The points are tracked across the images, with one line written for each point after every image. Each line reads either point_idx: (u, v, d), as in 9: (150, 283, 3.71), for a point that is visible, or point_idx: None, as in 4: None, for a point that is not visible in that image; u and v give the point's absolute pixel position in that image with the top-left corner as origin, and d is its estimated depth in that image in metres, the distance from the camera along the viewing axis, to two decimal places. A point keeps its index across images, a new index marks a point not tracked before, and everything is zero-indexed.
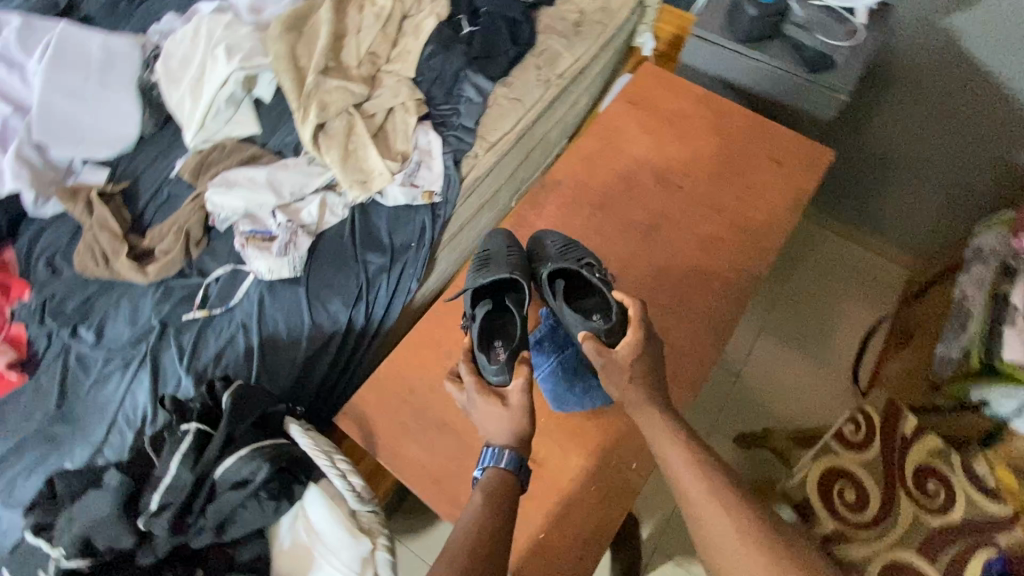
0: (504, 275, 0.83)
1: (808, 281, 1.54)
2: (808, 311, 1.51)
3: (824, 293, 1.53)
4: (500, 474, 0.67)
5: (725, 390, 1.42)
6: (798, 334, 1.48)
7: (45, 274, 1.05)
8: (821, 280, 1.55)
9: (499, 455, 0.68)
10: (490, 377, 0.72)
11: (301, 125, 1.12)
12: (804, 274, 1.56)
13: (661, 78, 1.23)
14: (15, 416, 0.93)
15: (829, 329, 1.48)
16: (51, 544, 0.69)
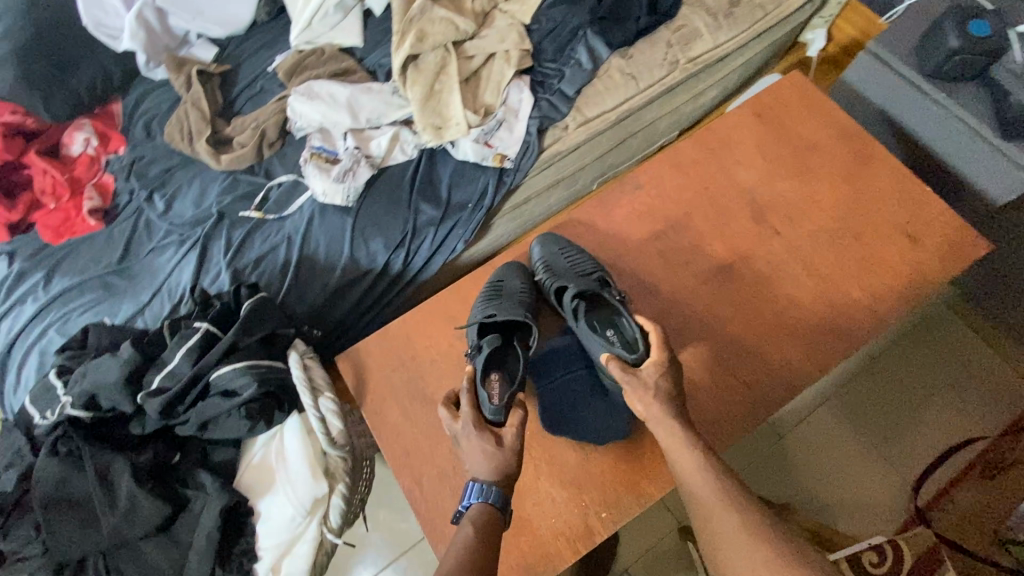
0: (516, 316, 0.79)
1: (915, 366, 1.22)
2: (899, 401, 1.20)
3: (930, 388, 1.20)
4: (485, 509, 0.63)
5: (759, 453, 1.19)
6: (875, 422, 1.19)
7: (140, 135, 1.15)
8: (934, 371, 1.21)
9: (483, 491, 0.64)
10: (488, 414, 0.68)
11: (396, 50, 1.08)
12: (914, 356, 1.23)
13: (805, 94, 1.03)
14: (86, 255, 1.04)
15: (919, 431, 1.17)
16: (65, 388, 0.77)
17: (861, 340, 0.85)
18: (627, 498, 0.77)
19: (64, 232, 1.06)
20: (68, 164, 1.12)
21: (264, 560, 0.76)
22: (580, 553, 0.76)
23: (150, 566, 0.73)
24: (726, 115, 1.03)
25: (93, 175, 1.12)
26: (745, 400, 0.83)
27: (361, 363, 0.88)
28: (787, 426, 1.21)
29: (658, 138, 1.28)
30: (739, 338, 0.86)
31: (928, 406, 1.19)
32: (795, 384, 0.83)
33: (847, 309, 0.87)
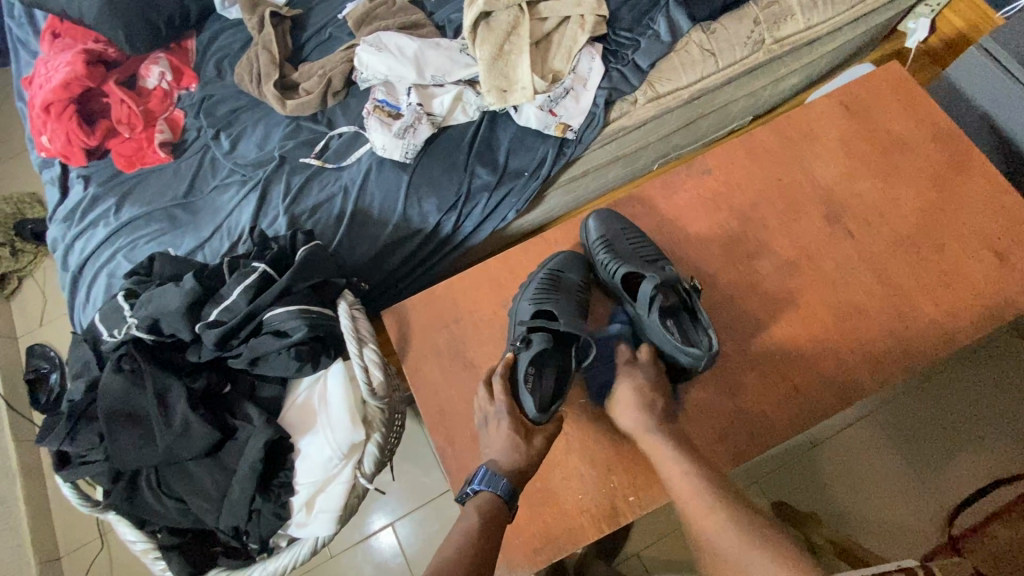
0: (581, 334, 0.73)
1: (970, 393, 1.15)
2: (947, 426, 1.14)
3: (984, 416, 1.13)
4: (492, 499, 0.65)
5: (789, 460, 1.16)
6: (917, 445, 1.14)
7: (212, 73, 1.17)
8: (991, 400, 1.14)
9: (494, 480, 0.65)
10: (529, 412, 0.70)
11: (469, 6, 1.05)
12: (972, 383, 1.16)
13: (901, 87, 0.95)
14: (154, 186, 1.08)
15: (965, 460, 1.11)
16: (131, 311, 0.81)
17: (926, 357, 0.80)
18: (656, 485, 0.77)
19: (136, 161, 1.11)
20: (142, 96, 1.15)
21: (300, 494, 0.80)
22: (603, 531, 0.76)
23: (197, 483, 0.78)
24: (810, 103, 0.97)
25: (164, 109, 1.15)
26: (791, 404, 0.80)
27: (406, 319, 0.90)
28: (822, 436, 1.17)
29: (729, 122, 1.22)
30: (794, 340, 0.83)
31: (980, 435, 1.12)
32: (848, 395, 0.79)
33: (915, 323, 0.82)
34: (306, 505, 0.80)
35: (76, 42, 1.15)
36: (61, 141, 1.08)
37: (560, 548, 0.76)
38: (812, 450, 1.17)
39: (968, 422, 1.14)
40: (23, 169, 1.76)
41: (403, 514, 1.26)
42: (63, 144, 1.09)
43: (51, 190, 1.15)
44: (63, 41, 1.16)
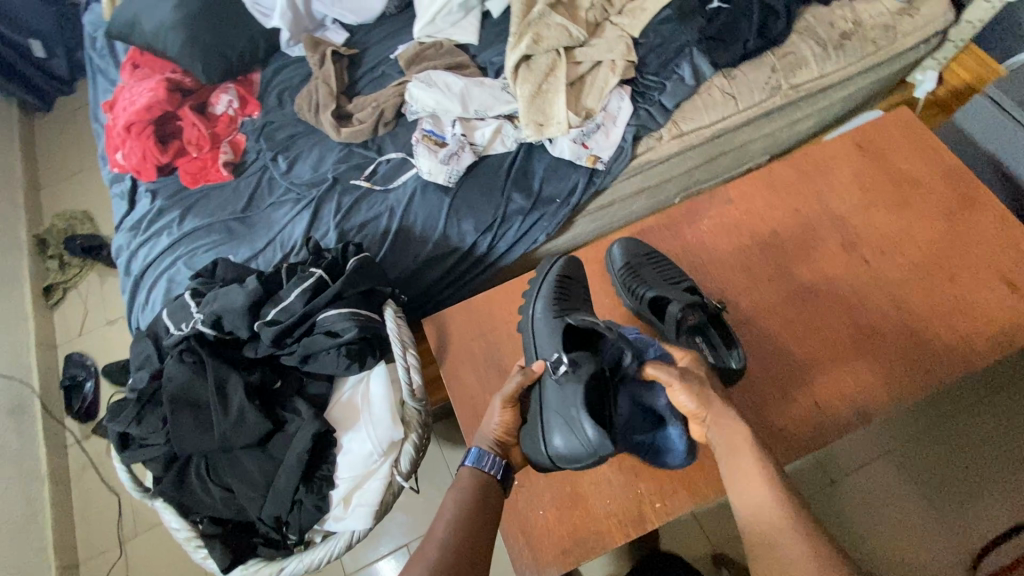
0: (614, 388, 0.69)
1: (989, 430, 1.17)
2: (968, 463, 1.15)
3: (1003, 453, 1.14)
4: (472, 473, 0.67)
5: (812, 493, 1.17)
6: (939, 481, 1.14)
7: (273, 103, 1.28)
8: (1010, 438, 1.15)
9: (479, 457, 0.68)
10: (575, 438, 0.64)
11: (512, 49, 1.16)
12: (991, 420, 1.17)
13: (912, 130, 1.02)
14: (216, 202, 1.18)
15: (987, 498, 1.12)
16: (197, 308, 0.88)
17: (944, 378, 0.83)
18: (681, 492, 0.80)
19: (200, 179, 1.21)
20: (210, 121, 1.27)
21: (339, 488, 0.84)
22: (630, 535, 0.79)
23: (245, 473, 0.83)
24: (825, 142, 1.05)
25: (229, 133, 1.26)
26: (812, 419, 0.83)
27: (445, 327, 0.95)
28: (843, 470, 1.18)
29: (747, 160, 1.30)
30: (815, 361, 0.87)
31: (1001, 473, 1.13)
32: (868, 412, 0.83)
33: (931, 346, 0.86)
34: (343, 499, 0.84)
35: (156, 73, 1.27)
36: (136, 158, 1.20)
37: (587, 551, 0.78)
38: (834, 483, 1.18)
39: (988, 458, 1.14)
40: (79, 188, 1.89)
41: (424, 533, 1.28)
42: (138, 160, 1.20)
43: (119, 202, 1.25)
44: (144, 71, 1.29)
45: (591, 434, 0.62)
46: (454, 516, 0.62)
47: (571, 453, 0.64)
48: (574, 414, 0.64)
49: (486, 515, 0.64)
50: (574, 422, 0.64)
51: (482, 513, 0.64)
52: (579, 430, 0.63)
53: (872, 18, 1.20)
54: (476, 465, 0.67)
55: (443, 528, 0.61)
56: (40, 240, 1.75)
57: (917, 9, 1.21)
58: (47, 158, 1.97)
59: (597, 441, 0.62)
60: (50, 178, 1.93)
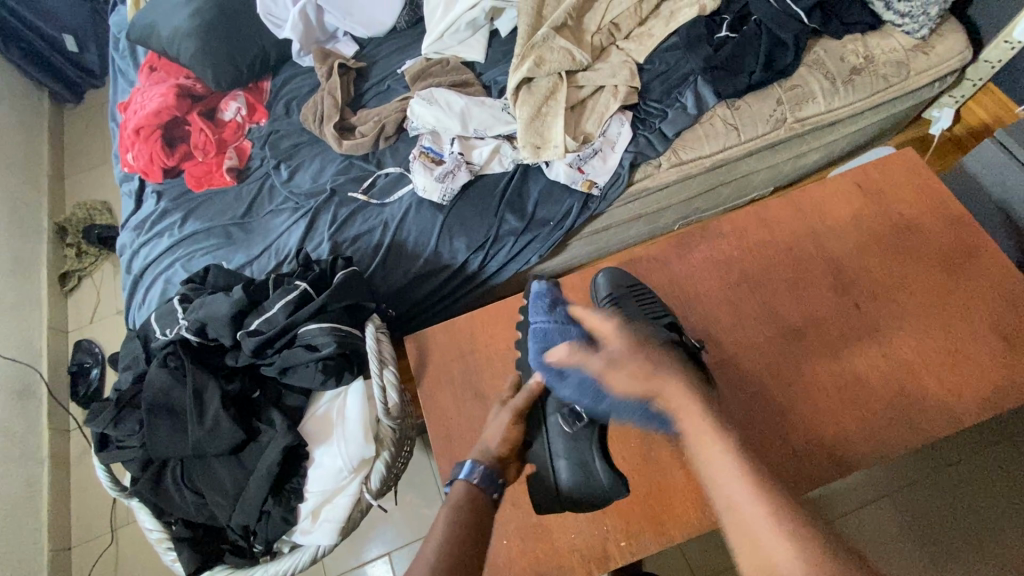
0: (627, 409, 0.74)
1: (998, 480, 1.06)
2: (973, 515, 1.04)
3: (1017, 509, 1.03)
4: (464, 489, 0.66)
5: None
6: (945, 533, 1.04)
7: (281, 111, 1.31)
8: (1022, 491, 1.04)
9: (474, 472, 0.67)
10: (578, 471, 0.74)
11: (514, 71, 1.16)
12: (1000, 469, 1.07)
13: (915, 173, 1.00)
14: (217, 206, 1.20)
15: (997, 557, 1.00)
16: (184, 314, 0.90)
17: (928, 434, 0.81)
18: (648, 532, 0.79)
19: (204, 182, 1.24)
20: (219, 126, 1.30)
21: (308, 502, 0.85)
22: (592, 572, 0.78)
23: (217, 480, 0.84)
24: (825, 180, 1.02)
25: (236, 139, 1.29)
26: (787, 465, 0.81)
27: (426, 346, 0.96)
28: (835, 513, 1.09)
29: (749, 191, 1.28)
30: (795, 405, 0.85)
31: (1010, 530, 1.02)
32: (846, 462, 0.81)
33: (918, 400, 0.83)
34: (311, 513, 0.85)
35: (170, 77, 1.31)
36: (144, 160, 1.24)
37: None
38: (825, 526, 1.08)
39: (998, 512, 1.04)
40: (100, 179, 1.94)
41: (402, 544, 1.28)
42: (145, 162, 1.24)
43: (128, 201, 1.28)
44: (160, 75, 1.33)
45: (603, 477, 0.74)
46: (445, 534, 0.60)
47: (578, 492, 0.75)
48: (590, 460, 0.73)
49: (476, 532, 0.62)
50: (589, 462, 0.74)
51: (470, 529, 0.62)
52: (591, 474, 0.74)
53: (885, 53, 1.17)
54: (470, 480, 0.67)
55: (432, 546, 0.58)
56: (60, 228, 1.81)
57: (933, 46, 1.18)
58: (72, 148, 2.04)
59: (606, 485, 0.74)
60: (74, 168, 1.99)
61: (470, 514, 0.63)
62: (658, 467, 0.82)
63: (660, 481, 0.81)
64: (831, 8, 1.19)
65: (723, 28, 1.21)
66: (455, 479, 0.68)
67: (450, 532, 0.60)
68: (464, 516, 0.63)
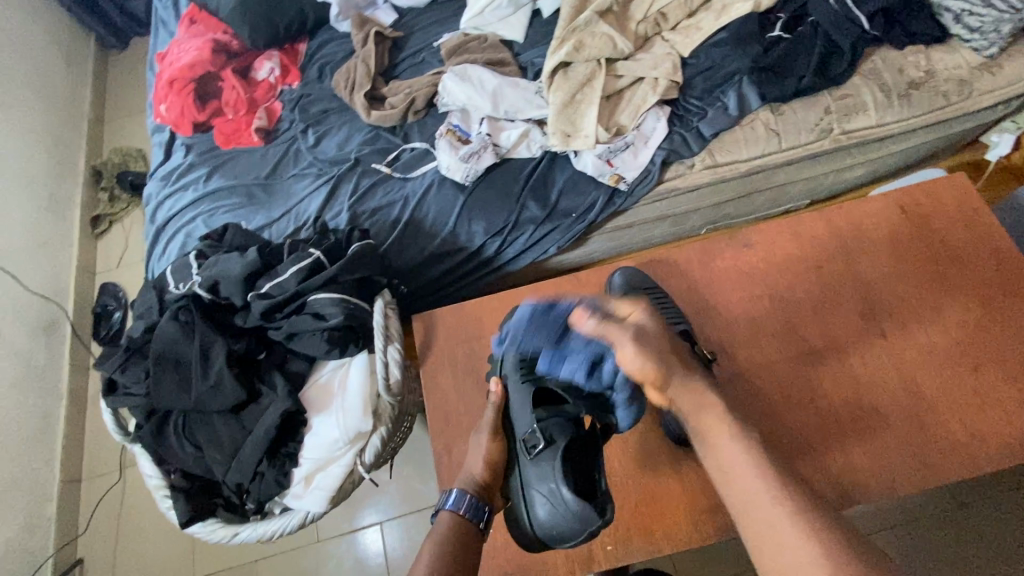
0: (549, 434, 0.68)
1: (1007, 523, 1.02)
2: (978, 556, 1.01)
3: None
4: (449, 519, 0.66)
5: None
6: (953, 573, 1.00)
7: (314, 75, 1.30)
8: None
9: (456, 500, 0.67)
10: (549, 513, 0.65)
11: (552, 53, 1.13)
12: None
13: (963, 199, 0.94)
14: (242, 165, 1.21)
15: None
16: (198, 270, 0.91)
17: (943, 474, 0.77)
18: (636, 540, 0.77)
19: (232, 140, 1.24)
20: (251, 85, 1.30)
21: (302, 467, 0.86)
22: (574, 573, 0.77)
23: (216, 435, 0.85)
24: (866, 198, 0.97)
25: (267, 100, 1.29)
26: None
27: (432, 326, 0.95)
28: None
29: (784, 203, 1.22)
30: (802, 426, 0.82)
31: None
32: (851, 494, 0.78)
33: (936, 438, 0.79)
34: (304, 478, 0.86)
35: (208, 32, 1.31)
36: (176, 113, 1.25)
37: None
38: None
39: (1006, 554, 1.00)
40: (138, 127, 1.97)
41: (393, 517, 1.30)
42: (177, 115, 1.25)
43: (157, 151, 1.30)
44: (198, 28, 1.33)
45: (571, 506, 0.63)
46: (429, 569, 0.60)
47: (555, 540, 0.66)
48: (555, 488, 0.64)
49: (462, 567, 0.61)
50: (554, 493, 0.65)
51: (459, 559, 0.62)
52: (560, 505, 0.64)
53: (948, 69, 1.10)
54: (457, 510, 0.67)
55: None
56: (96, 171, 1.84)
57: (1001, 65, 1.10)
58: (114, 94, 2.07)
59: (582, 514, 0.63)
60: (114, 113, 2.02)
61: (459, 545, 0.64)
62: (654, 475, 0.80)
63: (654, 491, 0.79)
64: (895, 16, 1.12)
65: (776, 27, 1.16)
66: (442, 509, 0.67)
67: (434, 567, 0.60)
68: (451, 546, 0.63)
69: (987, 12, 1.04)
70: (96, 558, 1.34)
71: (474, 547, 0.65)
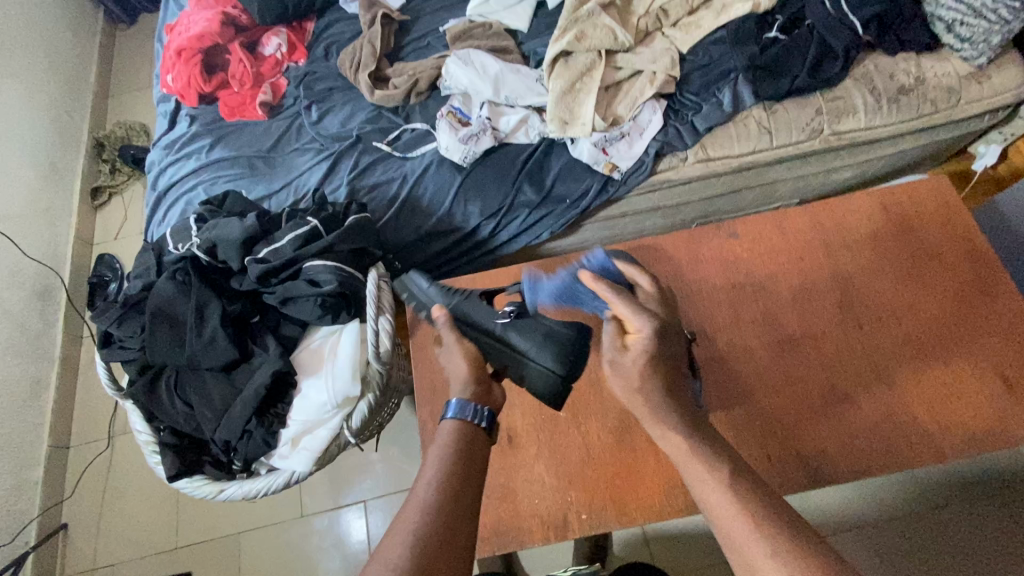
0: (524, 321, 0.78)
1: (956, 508, 1.11)
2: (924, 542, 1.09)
3: (976, 535, 1.08)
4: (458, 427, 0.62)
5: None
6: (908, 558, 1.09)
7: (320, 53, 1.32)
8: (978, 519, 1.10)
9: (463, 407, 0.64)
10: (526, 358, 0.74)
11: (553, 43, 1.16)
12: (970, 503, 1.11)
13: (942, 200, 0.97)
14: (246, 137, 1.23)
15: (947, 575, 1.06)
16: (197, 232, 0.93)
17: (908, 463, 0.81)
18: (610, 510, 0.80)
19: (236, 113, 1.26)
20: (258, 60, 1.32)
21: (290, 428, 0.89)
22: (549, 539, 0.79)
23: (206, 393, 0.87)
24: (850, 195, 1.00)
25: (272, 75, 1.31)
26: (760, 468, 0.81)
27: None
28: (807, 536, 1.12)
29: (774, 201, 1.25)
30: (776, 407, 0.85)
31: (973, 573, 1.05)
32: (819, 476, 0.81)
33: (903, 427, 0.82)
34: (291, 440, 0.88)
35: (217, 5, 1.33)
36: (182, 83, 1.27)
37: (505, 543, 0.79)
38: None
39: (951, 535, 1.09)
40: (142, 101, 1.98)
41: (379, 495, 1.32)
42: (182, 85, 1.27)
43: (162, 121, 1.32)
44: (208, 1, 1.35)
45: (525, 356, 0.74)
46: (445, 477, 0.57)
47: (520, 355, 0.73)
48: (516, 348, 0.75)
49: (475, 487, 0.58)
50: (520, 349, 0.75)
51: (470, 463, 0.60)
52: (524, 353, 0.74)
53: (937, 76, 1.13)
54: (463, 417, 0.63)
55: (429, 494, 0.55)
56: (98, 143, 1.85)
57: (989, 76, 1.13)
58: (119, 67, 2.08)
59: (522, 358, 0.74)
60: (119, 88, 2.02)
61: (467, 447, 0.61)
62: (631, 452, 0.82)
63: (630, 465, 0.82)
64: (888, 24, 1.15)
65: (774, 28, 1.19)
66: (447, 418, 0.64)
67: (447, 474, 0.57)
68: (460, 451, 0.60)
69: (977, 23, 1.07)
70: (81, 522, 1.36)
71: (482, 452, 0.62)
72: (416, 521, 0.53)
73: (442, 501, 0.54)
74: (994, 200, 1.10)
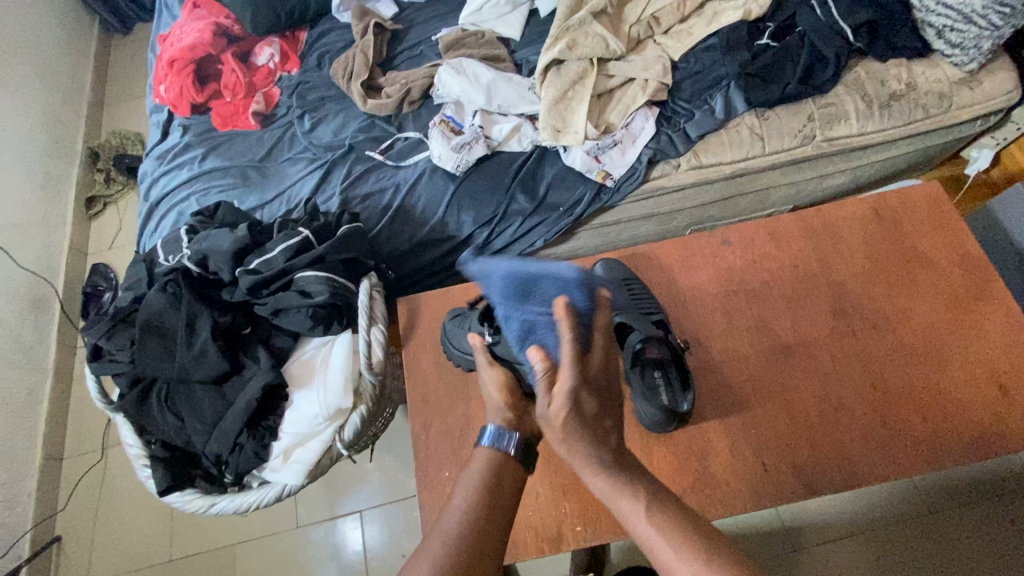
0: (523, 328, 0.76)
1: (954, 513, 1.11)
2: (922, 547, 1.09)
3: (973, 538, 1.08)
4: (494, 455, 0.62)
5: (769, 559, 1.10)
6: (905, 562, 1.08)
7: (313, 63, 1.32)
8: (975, 522, 1.10)
9: (499, 436, 0.63)
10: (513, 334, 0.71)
11: (546, 51, 1.16)
12: (968, 506, 1.11)
13: (933, 206, 0.97)
14: (238, 147, 1.23)
15: None
16: (187, 244, 0.93)
17: (904, 470, 0.80)
18: (604, 520, 0.79)
19: (229, 123, 1.26)
20: (251, 70, 1.32)
21: (282, 441, 0.88)
22: (543, 552, 0.78)
23: (197, 405, 0.87)
24: (842, 201, 1.00)
25: (265, 85, 1.31)
26: (755, 478, 0.81)
27: (417, 309, 0.97)
28: (805, 542, 1.11)
29: (767, 207, 1.24)
30: (771, 416, 0.84)
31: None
32: (815, 485, 0.80)
33: (898, 434, 0.82)
34: (283, 452, 0.88)
35: (209, 15, 1.33)
36: (174, 93, 1.27)
37: None
38: (799, 556, 1.11)
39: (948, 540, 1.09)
40: (137, 110, 1.98)
41: (374, 505, 1.31)
42: (175, 95, 1.27)
43: (154, 131, 1.32)
44: (201, 12, 1.35)
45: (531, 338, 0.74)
46: (469, 504, 0.56)
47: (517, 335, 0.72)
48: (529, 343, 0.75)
49: (498, 513, 0.56)
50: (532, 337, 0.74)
51: (502, 491, 0.59)
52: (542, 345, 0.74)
53: (928, 82, 1.13)
54: (495, 444, 0.62)
55: (454, 523, 0.55)
56: (93, 153, 1.85)
57: (980, 81, 1.13)
58: (114, 77, 2.08)
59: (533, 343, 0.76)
60: (114, 97, 2.03)
61: (497, 476, 0.60)
62: None
63: None
64: (878, 30, 1.16)
65: (765, 35, 1.19)
66: (480, 444, 0.63)
67: (476, 502, 0.57)
68: (490, 481, 0.59)
69: (966, 29, 1.07)
70: (74, 535, 1.34)
71: (514, 482, 0.61)
72: (439, 550, 0.52)
73: (470, 531, 0.54)
74: (988, 206, 1.10)
